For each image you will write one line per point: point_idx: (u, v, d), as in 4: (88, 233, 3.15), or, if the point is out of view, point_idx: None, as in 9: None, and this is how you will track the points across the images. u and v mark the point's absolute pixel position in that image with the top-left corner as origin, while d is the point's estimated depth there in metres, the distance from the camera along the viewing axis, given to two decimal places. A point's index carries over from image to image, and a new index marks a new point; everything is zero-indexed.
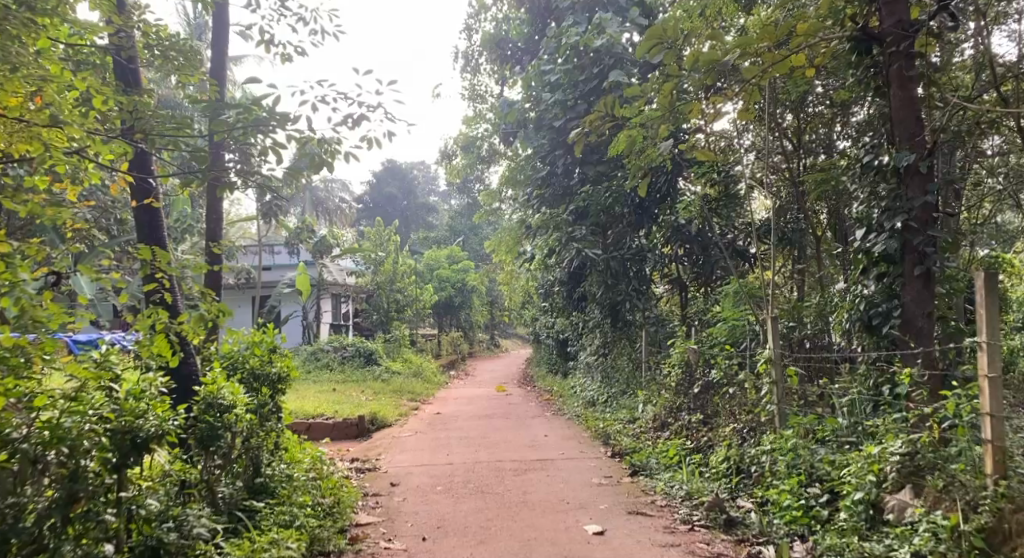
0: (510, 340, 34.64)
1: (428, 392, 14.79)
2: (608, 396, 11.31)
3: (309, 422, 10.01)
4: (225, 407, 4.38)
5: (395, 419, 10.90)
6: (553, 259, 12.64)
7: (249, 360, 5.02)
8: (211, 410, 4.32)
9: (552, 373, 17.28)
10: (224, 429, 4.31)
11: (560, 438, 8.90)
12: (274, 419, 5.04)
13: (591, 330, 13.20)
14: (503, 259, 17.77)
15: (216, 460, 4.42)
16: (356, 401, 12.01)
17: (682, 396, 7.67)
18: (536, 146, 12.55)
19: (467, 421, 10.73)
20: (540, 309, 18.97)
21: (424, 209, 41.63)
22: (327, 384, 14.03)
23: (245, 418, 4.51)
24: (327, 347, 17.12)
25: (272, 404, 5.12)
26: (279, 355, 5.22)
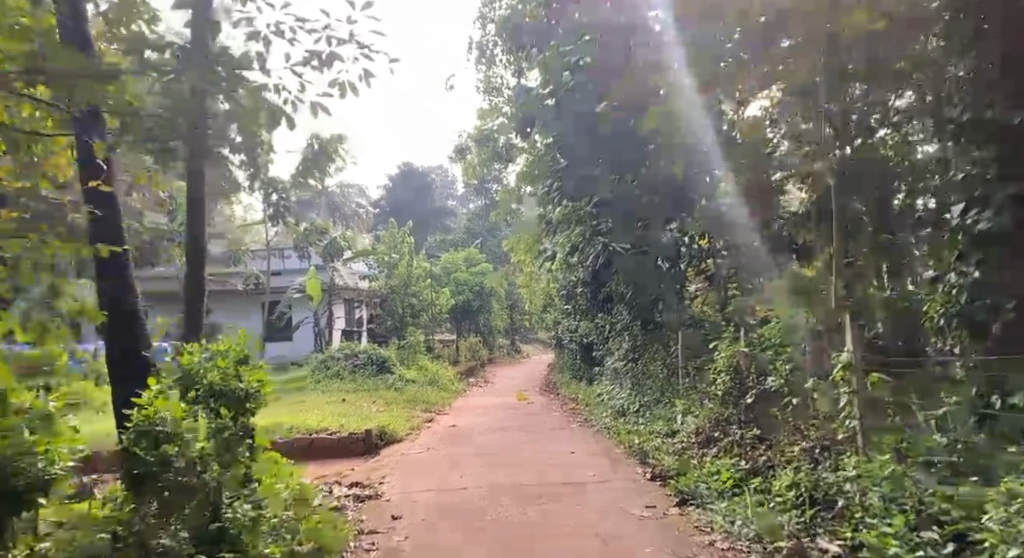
0: (531, 344, 33.62)
1: (444, 401, 13.91)
2: (639, 406, 10.39)
3: (311, 437, 9.21)
4: (163, 437, 3.62)
5: (406, 432, 10.00)
6: (576, 257, 11.66)
7: (209, 375, 4.08)
8: (143, 442, 3.60)
9: (577, 379, 16.25)
10: (159, 466, 3.57)
11: (588, 454, 7.93)
12: (242, 449, 4.05)
13: (618, 334, 12.24)
14: (522, 259, 16.77)
15: (155, 505, 3.57)
16: (364, 414, 11.13)
17: (731, 406, 6.72)
18: (556, 135, 11.65)
19: (484, 434, 9.79)
20: (562, 312, 17.94)
21: (442, 212, 40.77)
22: (337, 394, 13.22)
23: (194, 449, 3.70)
24: (338, 355, 16.21)
25: (239, 429, 4.13)
26: (249, 367, 4.28)
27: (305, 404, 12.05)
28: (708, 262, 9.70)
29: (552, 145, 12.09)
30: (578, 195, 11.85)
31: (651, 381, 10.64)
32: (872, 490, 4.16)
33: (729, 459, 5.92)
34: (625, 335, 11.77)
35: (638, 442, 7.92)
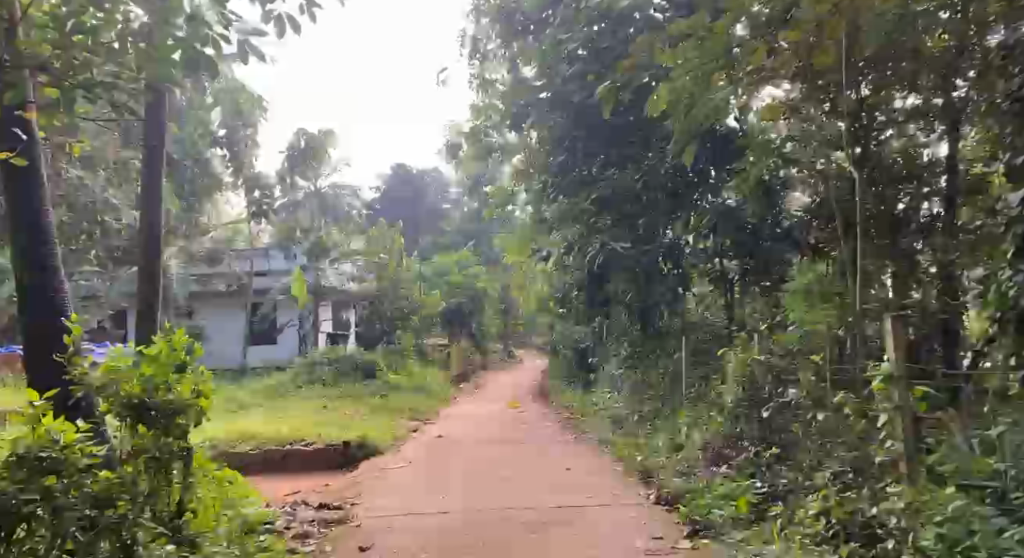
0: (525, 349, 32.94)
1: (432, 409, 13.21)
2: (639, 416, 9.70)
3: (286, 449, 8.59)
4: (48, 466, 2.90)
5: (390, 443, 9.35)
6: (572, 258, 11.00)
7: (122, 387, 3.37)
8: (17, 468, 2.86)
9: (571, 386, 15.60)
10: (31, 502, 2.81)
11: (586, 472, 7.24)
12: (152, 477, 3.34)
13: (617, 338, 11.54)
14: (516, 261, 16.14)
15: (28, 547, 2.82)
16: (345, 422, 10.46)
17: (745, 421, 6.04)
18: (551, 128, 10.99)
19: (476, 447, 9.14)
20: (557, 316, 17.29)
21: (434, 214, 40.17)
22: (319, 402, 12.55)
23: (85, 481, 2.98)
24: (321, 359, 15.49)
25: (160, 454, 3.42)
26: (179, 378, 3.57)
27: (282, 413, 11.38)
28: (714, 262, 9.03)
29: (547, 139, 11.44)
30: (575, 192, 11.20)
31: (653, 391, 9.93)
32: (928, 529, 3.47)
33: (748, 486, 5.27)
34: (624, 342, 11.07)
35: (640, 461, 7.25)
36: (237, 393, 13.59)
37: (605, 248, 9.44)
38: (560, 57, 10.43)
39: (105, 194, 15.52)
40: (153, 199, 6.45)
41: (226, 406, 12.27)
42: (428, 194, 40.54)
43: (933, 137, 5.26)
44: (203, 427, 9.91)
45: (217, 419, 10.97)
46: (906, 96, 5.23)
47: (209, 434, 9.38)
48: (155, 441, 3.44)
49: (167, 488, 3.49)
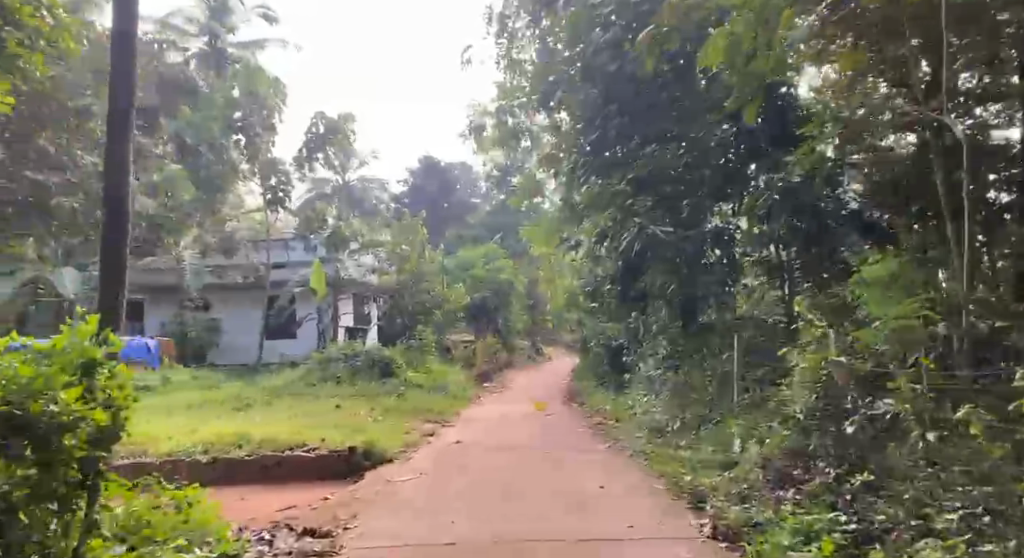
0: (554, 346, 31.89)
1: (452, 410, 12.34)
2: (680, 423, 8.69)
3: (284, 454, 7.77)
4: None
5: (401, 449, 8.43)
6: (604, 246, 10.04)
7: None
8: None
9: (603, 386, 14.59)
10: None
11: (625, 490, 6.24)
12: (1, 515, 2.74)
13: (654, 335, 10.57)
14: (544, 252, 15.19)
15: None
16: (354, 425, 9.63)
17: (818, 436, 4.91)
18: (582, 103, 10.00)
19: (498, 454, 8.18)
20: (587, 311, 16.28)
21: (462, 207, 39.36)
22: (330, 401, 11.77)
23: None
24: (336, 354, 14.65)
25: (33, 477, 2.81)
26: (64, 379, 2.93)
27: (288, 415, 10.56)
28: (768, 250, 7.99)
29: (575, 119, 10.49)
30: None
31: (695, 395, 8.83)
32: None
33: (830, 521, 4.07)
34: (663, 341, 9.99)
35: (686, 478, 6.22)
36: (245, 390, 12.83)
37: (643, 233, 8.36)
38: (593, 24, 9.54)
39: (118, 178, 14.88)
40: (117, 166, 5.50)
41: (232, 405, 11.52)
42: (455, 187, 39.78)
43: (1004, 118, 5.29)
44: (199, 427, 9.13)
45: (219, 418, 10.21)
46: (973, 76, 5.28)
47: (202, 435, 8.61)
48: (12, 474, 2.78)
49: (48, 530, 2.93)
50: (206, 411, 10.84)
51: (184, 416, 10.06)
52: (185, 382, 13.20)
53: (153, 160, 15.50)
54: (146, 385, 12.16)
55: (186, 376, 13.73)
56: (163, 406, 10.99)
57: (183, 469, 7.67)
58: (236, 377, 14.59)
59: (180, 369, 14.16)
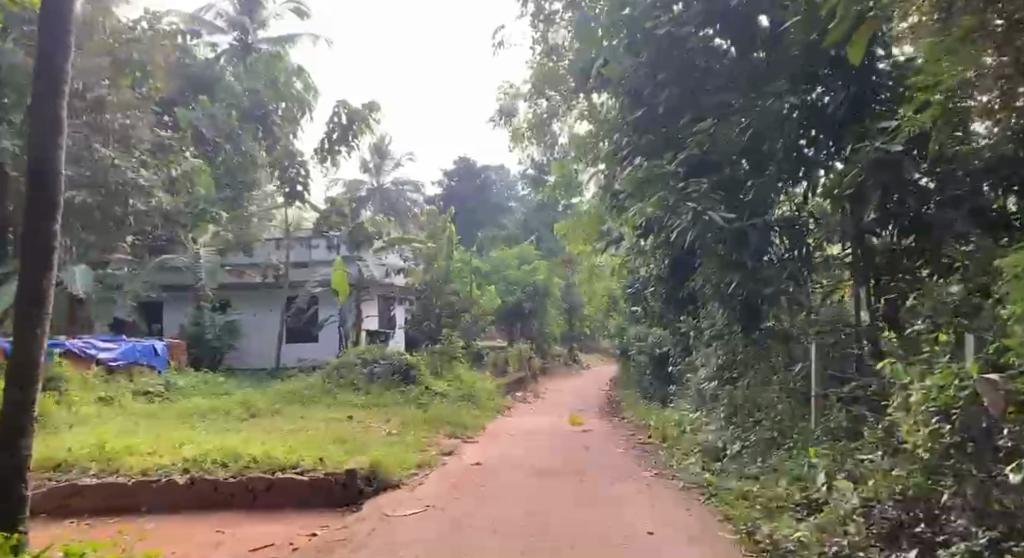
0: (591, 352, 30.53)
1: (478, 421, 11.14)
2: (741, 447, 7.37)
3: (273, 477, 6.63)
4: None
5: (410, 473, 7.25)
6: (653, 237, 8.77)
7: None
8: None
9: (645, 399, 13.26)
10: None
11: (682, 541, 4.98)
12: None
13: (707, 341, 9.24)
14: (580, 251, 13.99)
15: None
16: (362, 442, 8.50)
17: (965, 484, 3.59)
18: (626, 77, 8.70)
19: (521, 481, 6.98)
20: (631, 316, 15.01)
21: (499, 209, 38.29)
22: (342, 412, 10.63)
23: None
24: (355, 359, 13.52)
25: None
26: None
27: (294, 427, 9.44)
28: (852, 243, 6.63)
29: (617, 95, 9.21)
30: (659, 150, 8.90)
31: (758, 414, 7.47)
32: None
33: None
34: (721, 350, 8.63)
35: (762, 528, 4.90)
36: (254, 397, 11.78)
37: (699, 219, 7.04)
38: None
39: (134, 170, 14.26)
40: (41, 137, 4.30)
41: (238, 414, 10.47)
42: (491, 188, 38.77)
43: None
44: (188, 440, 8.02)
45: (218, 430, 9.11)
46: None
47: (186, 450, 7.48)
48: None
49: None
50: (205, 421, 9.77)
51: (178, 427, 9.01)
52: (193, 387, 12.21)
53: (171, 154, 15.31)
54: (148, 390, 11.17)
55: (196, 382, 12.65)
56: (163, 414, 9.98)
57: (156, 493, 6.55)
58: (249, 382, 13.59)
59: (189, 375, 13.08)
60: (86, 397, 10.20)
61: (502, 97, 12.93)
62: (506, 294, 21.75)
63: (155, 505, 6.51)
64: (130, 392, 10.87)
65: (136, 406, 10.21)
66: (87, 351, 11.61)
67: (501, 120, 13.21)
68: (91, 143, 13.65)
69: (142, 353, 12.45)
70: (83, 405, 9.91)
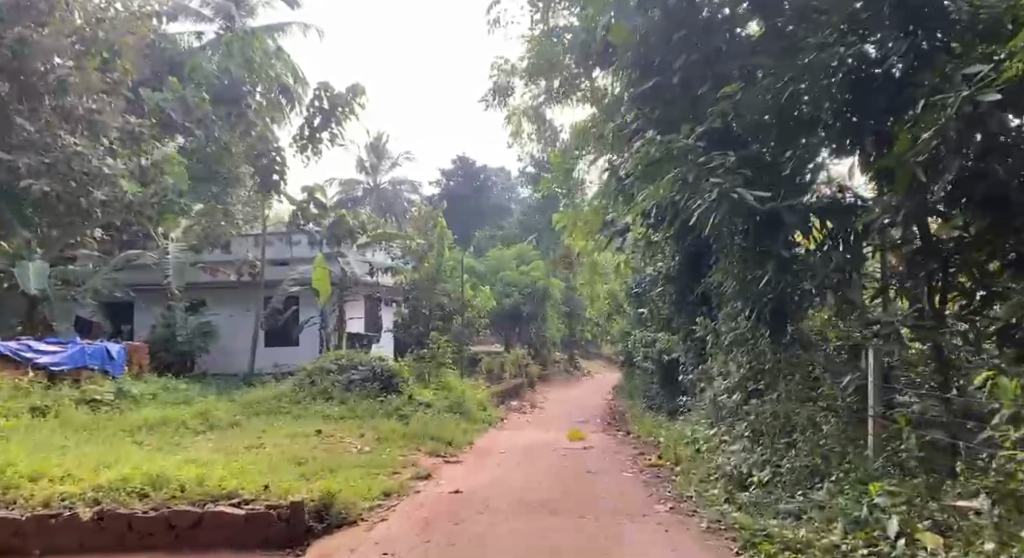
0: (593, 359, 29.14)
1: (464, 436, 9.91)
2: (772, 475, 6.15)
3: (202, 511, 5.37)
4: None
5: (373, 506, 6.00)
6: (668, 223, 7.56)
7: None
8: None
9: (652, 413, 11.98)
10: None
11: None
12: None
13: (728, 347, 8.00)
14: (581, 249, 12.75)
15: None
16: (324, 463, 7.27)
17: None
18: (633, 39, 7.51)
19: (505, 517, 5.76)
20: (638, 320, 13.72)
21: (498, 210, 37.04)
22: (310, 426, 9.41)
23: None
24: (331, 365, 12.27)
25: None
26: None
27: (250, 445, 8.21)
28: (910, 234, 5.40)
29: (623, 63, 7.99)
30: (673, 126, 7.74)
31: (797, 434, 6.23)
32: None
33: None
34: (746, 358, 7.41)
35: None
36: (215, 407, 10.58)
37: (726, 198, 5.86)
38: None
39: (98, 158, 12.68)
40: None
41: (192, 428, 9.24)
42: (489, 187, 37.67)
43: None
44: (120, 459, 6.80)
45: (161, 447, 7.89)
46: None
47: (107, 473, 6.25)
48: None
49: None
50: (151, 436, 8.55)
51: (114, 444, 7.79)
52: (149, 395, 11.00)
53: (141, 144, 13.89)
54: (93, 398, 9.96)
55: (154, 389, 11.39)
56: (103, 427, 8.76)
57: (58, 532, 5.31)
58: (215, 389, 12.36)
59: (148, 381, 11.85)
60: (18, 407, 9.02)
61: (496, 75, 11.72)
62: (503, 296, 20.57)
63: (56, 548, 5.27)
64: (72, 401, 9.67)
65: (74, 416, 9.01)
66: (24, 354, 10.46)
67: (494, 102, 12.00)
68: (56, 131, 12.21)
69: (92, 358, 11.16)
70: (12, 417, 8.73)
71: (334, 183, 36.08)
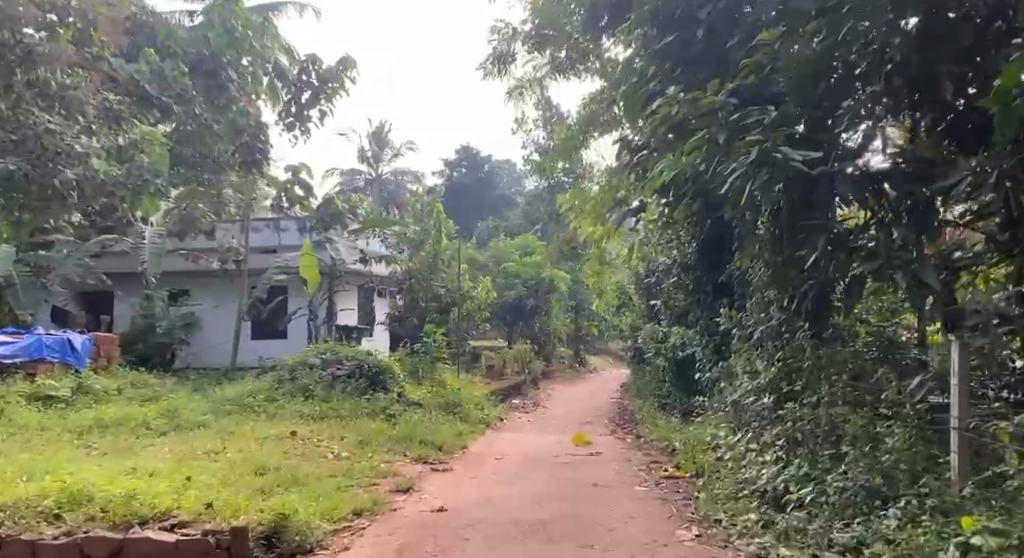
0: (601, 356, 28.02)
1: (457, 439, 8.91)
2: (816, 493, 5.13)
3: (123, 537, 4.36)
4: None
5: (337, 529, 4.99)
6: (691, 196, 6.54)
7: None
8: None
9: (665, 413, 10.96)
10: None
11: None
12: None
13: (759, 342, 6.98)
14: (590, 236, 11.73)
15: None
16: (290, 472, 6.28)
17: None
18: None
19: (494, 546, 4.75)
20: (649, 314, 12.65)
21: (503, 202, 35.93)
22: (285, 428, 8.41)
23: None
24: (316, 360, 11.28)
25: None
26: None
27: (211, 450, 7.22)
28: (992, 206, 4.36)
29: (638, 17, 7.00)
30: (696, 85, 6.68)
31: (846, 446, 5.21)
32: None
33: None
34: (779, 356, 6.38)
35: None
36: (186, 404, 9.63)
37: (767, 158, 4.84)
38: None
39: (73, 136, 9.80)
40: None
41: (154, 428, 8.29)
42: (493, 178, 36.63)
43: None
44: (50, 468, 5.81)
45: (109, 452, 6.92)
46: None
47: (24, 484, 5.27)
48: None
49: None
50: (103, 437, 7.60)
51: (54, 447, 6.83)
52: (115, 391, 10.07)
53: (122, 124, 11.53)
54: (47, 395, 9.02)
55: (120, 384, 10.44)
56: (50, 427, 7.82)
57: None
58: (190, 385, 11.37)
59: (116, 375, 10.89)
60: None
61: (496, 41, 10.69)
62: (505, 288, 19.55)
63: None
64: (23, 399, 8.74)
65: (20, 415, 8.07)
66: None
67: (494, 70, 10.99)
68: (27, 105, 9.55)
69: (52, 350, 10.21)
70: None
71: (334, 173, 35.12)
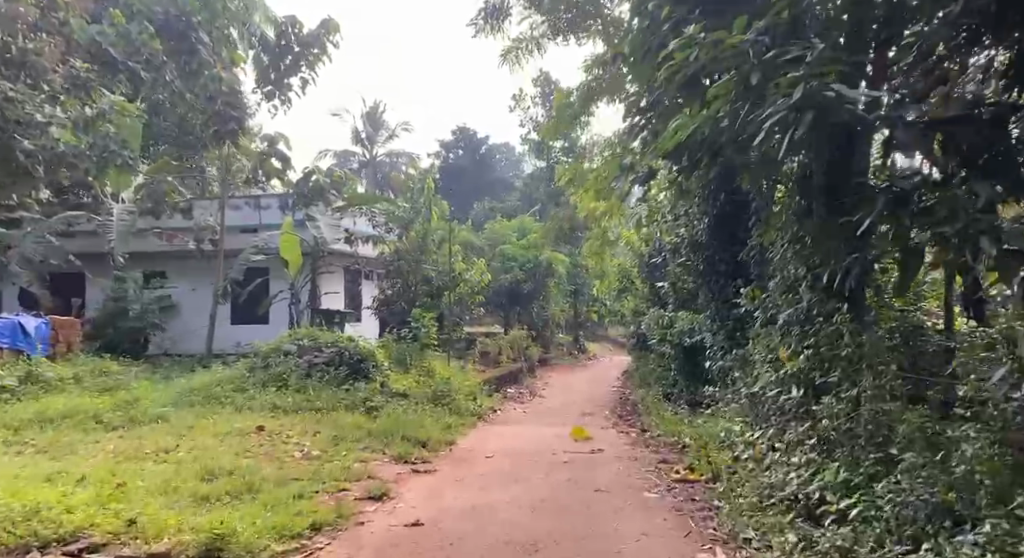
0: (601, 342, 27.14)
1: (442, 433, 8.07)
2: (863, 506, 4.26)
3: None
4: None
5: (285, 551, 4.10)
6: (706, 156, 5.70)
7: None
8: None
9: (669, 403, 10.13)
10: None
11: None
12: None
13: (782, 327, 6.14)
14: (591, 212, 10.84)
15: None
16: (243, 479, 5.39)
17: None
18: None
19: None
20: (653, 296, 11.80)
21: (501, 183, 34.95)
22: (251, 422, 7.55)
23: None
24: (294, 346, 10.42)
25: None
26: None
27: (162, 449, 6.34)
28: None
29: None
30: (716, 28, 5.79)
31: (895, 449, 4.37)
32: None
33: None
34: (808, 343, 5.51)
35: None
36: (148, 394, 8.79)
37: (815, 97, 3.95)
38: None
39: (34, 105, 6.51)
40: None
41: (105, 422, 7.45)
42: (491, 158, 35.64)
43: None
44: None
45: (42, 453, 6.05)
46: None
47: None
48: None
49: None
50: (43, 433, 6.75)
51: None
52: (72, 379, 9.25)
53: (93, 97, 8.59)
54: None
55: (79, 371, 9.62)
56: None
57: None
58: (158, 374, 10.52)
59: (76, 362, 10.07)
60: None
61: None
62: (501, 272, 18.68)
63: None
64: None
65: None
66: None
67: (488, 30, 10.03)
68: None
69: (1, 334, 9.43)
70: None
71: (327, 154, 34.15)
